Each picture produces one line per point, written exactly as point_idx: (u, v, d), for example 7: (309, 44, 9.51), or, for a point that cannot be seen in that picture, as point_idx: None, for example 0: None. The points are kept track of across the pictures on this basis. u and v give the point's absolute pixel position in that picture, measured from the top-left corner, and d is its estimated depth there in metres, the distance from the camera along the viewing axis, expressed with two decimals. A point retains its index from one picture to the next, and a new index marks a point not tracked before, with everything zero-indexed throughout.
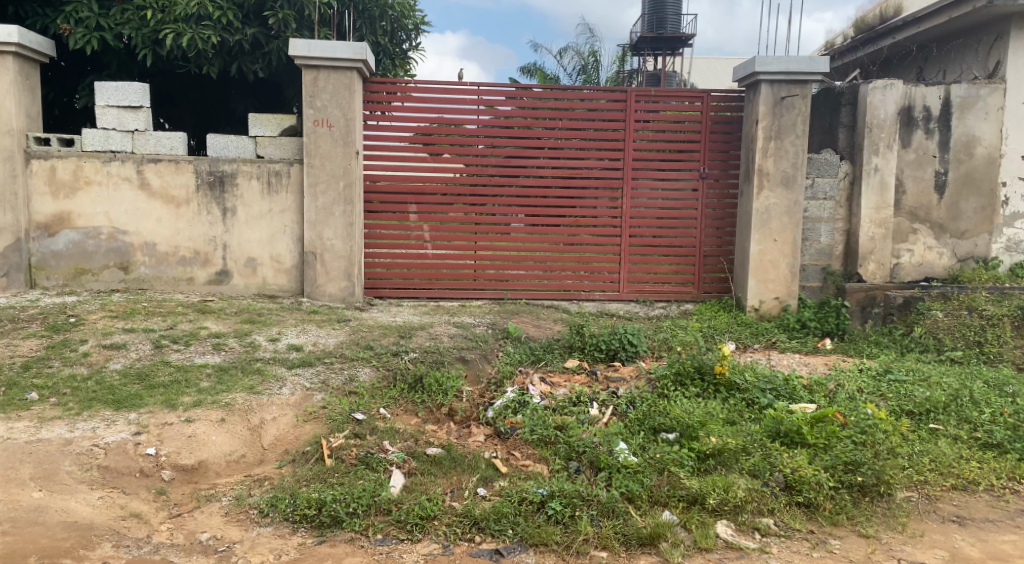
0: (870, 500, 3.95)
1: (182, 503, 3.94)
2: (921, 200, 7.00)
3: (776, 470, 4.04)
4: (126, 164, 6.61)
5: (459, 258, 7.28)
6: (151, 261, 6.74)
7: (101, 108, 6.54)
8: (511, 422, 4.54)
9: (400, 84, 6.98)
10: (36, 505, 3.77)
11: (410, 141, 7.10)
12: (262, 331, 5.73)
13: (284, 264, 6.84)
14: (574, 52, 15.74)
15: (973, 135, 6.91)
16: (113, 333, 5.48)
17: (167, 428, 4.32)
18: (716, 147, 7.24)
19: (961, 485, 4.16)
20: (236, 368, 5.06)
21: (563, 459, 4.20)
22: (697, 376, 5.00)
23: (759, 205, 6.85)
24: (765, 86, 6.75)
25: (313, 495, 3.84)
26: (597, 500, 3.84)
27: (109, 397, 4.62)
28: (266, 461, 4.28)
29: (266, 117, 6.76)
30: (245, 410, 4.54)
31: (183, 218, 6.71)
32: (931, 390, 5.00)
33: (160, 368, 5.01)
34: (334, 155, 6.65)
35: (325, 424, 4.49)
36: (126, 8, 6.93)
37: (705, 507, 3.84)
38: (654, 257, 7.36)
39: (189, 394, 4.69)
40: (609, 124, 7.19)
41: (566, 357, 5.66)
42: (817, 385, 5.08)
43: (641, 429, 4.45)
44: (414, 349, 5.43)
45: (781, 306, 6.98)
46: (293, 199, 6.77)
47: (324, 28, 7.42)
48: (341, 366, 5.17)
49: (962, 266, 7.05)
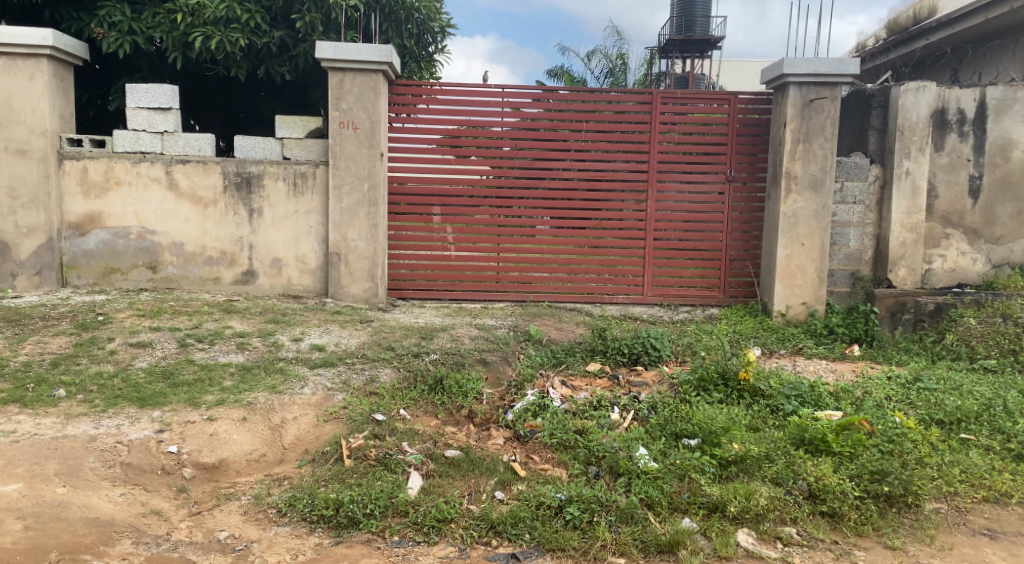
0: (898, 511, 3.84)
1: (201, 501, 3.97)
2: (954, 204, 6.85)
3: (799, 478, 3.96)
4: (155, 165, 6.71)
5: (482, 260, 7.28)
6: (178, 261, 6.82)
7: (131, 109, 6.66)
8: (530, 425, 4.51)
9: (425, 87, 7.00)
10: (59, 500, 3.79)
11: (437, 143, 7.10)
12: (286, 331, 5.76)
13: (309, 264, 6.89)
14: (602, 55, 15.69)
15: (1009, 138, 6.77)
16: (139, 331, 5.56)
17: (190, 426, 4.37)
18: (743, 149, 7.16)
19: (993, 498, 4.00)
20: (259, 367, 5.10)
21: (582, 463, 4.17)
22: (721, 381, 4.93)
23: (787, 209, 6.76)
24: (794, 88, 6.65)
25: (331, 495, 3.84)
26: (616, 506, 3.80)
27: (133, 395, 4.67)
28: (286, 461, 4.29)
29: (292, 119, 6.81)
30: (266, 410, 4.58)
31: (210, 219, 6.78)
32: (962, 399, 4.87)
33: (185, 366, 5.07)
34: (359, 156, 6.68)
35: (345, 425, 4.50)
36: (157, 12, 7.04)
37: (726, 515, 3.76)
38: (679, 261, 7.30)
39: (211, 392, 4.74)
40: (636, 126, 7.13)
41: (588, 360, 5.62)
42: (843, 392, 4.98)
43: (663, 434, 4.39)
44: (434, 351, 5.43)
45: (808, 311, 6.88)
46: (318, 201, 6.81)
47: (350, 31, 7.43)
48: (361, 366, 5.19)
49: (997, 272, 6.91)
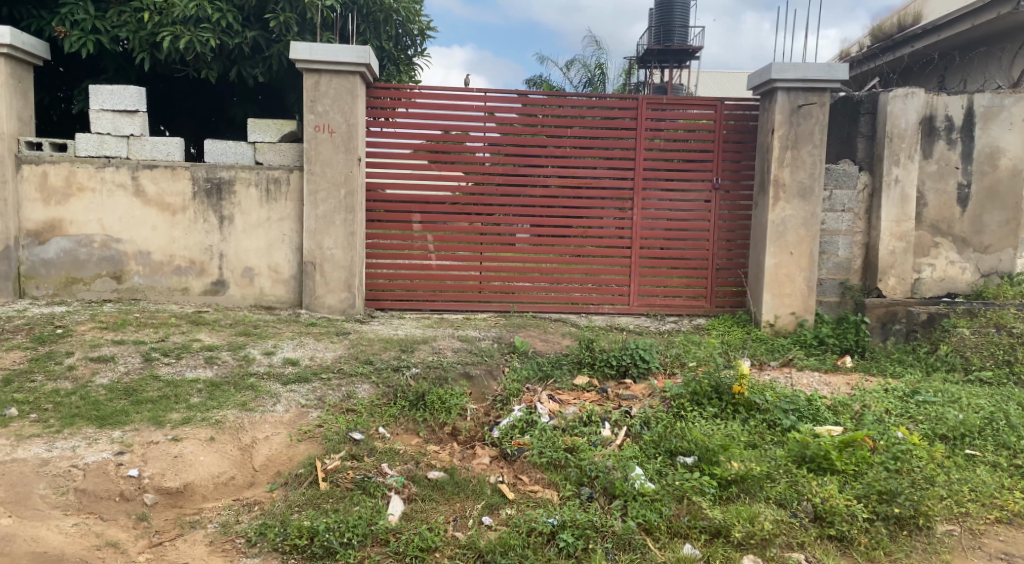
0: (909, 534, 3.63)
1: (164, 530, 3.67)
2: (943, 212, 6.74)
3: (804, 499, 3.75)
4: (120, 170, 6.39)
5: (463, 269, 7.03)
6: (145, 270, 6.50)
7: (95, 112, 6.34)
8: (518, 444, 4.28)
9: (404, 90, 6.76)
10: (4, 533, 3.47)
11: (415, 150, 6.85)
12: (257, 344, 5.46)
13: (282, 274, 6.60)
14: (581, 65, 15.55)
15: (997, 146, 6.67)
16: (100, 345, 5.24)
17: (152, 448, 4.06)
18: (728, 156, 6.99)
19: (1006, 519, 3.79)
20: (228, 384, 4.79)
21: (574, 484, 3.93)
22: (715, 396, 4.71)
23: (775, 217, 6.60)
24: (782, 94, 6.51)
25: (305, 523, 3.56)
26: (611, 531, 3.56)
27: (92, 413, 4.35)
28: (256, 484, 4.00)
29: (266, 122, 6.54)
30: (236, 429, 4.28)
31: (178, 226, 6.47)
32: (964, 413, 4.70)
33: (149, 382, 4.75)
34: (335, 161, 6.41)
35: (320, 444, 4.23)
36: (123, 10, 6.72)
37: (730, 541, 3.53)
38: (664, 270, 7.11)
39: (177, 410, 4.44)
40: (620, 133, 6.93)
41: (575, 373, 5.38)
42: (841, 406, 4.79)
43: (657, 452, 4.16)
44: (415, 365, 5.16)
45: (797, 321, 6.72)
46: (292, 207, 6.53)
47: (327, 32, 7.16)
48: (338, 382, 4.90)
49: (986, 281, 6.78)
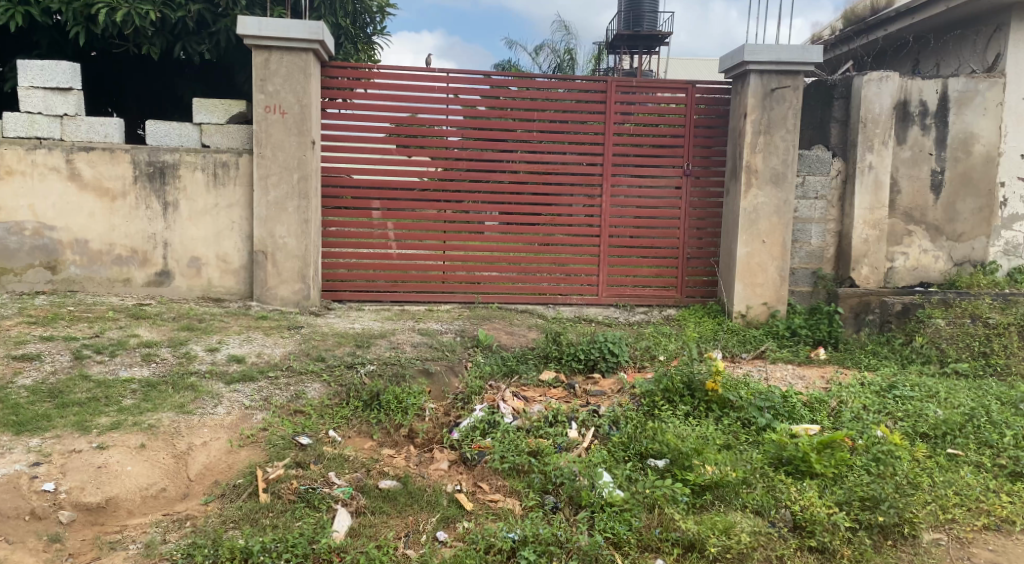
0: (893, 544, 3.41)
1: (78, 553, 3.31)
2: (916, 200, 6.56)
3: (782, 506, 3.53)
4: (53, 153, 5.94)
5: (426, 258, 6.70)
6: (81, 260, 6.07)
7: (25, 89, 5.86)
8: (478, 447, 3.98)
9: (362, 70, 6.38)
10: None
11: (373, 132, 6.48)
12: (200, 340, 5.09)
13: (231, 264, 6.21)
14: (550, 50, 15.23)
15: (971, 132, 6.51)
16: (26, 342, 4.82)
17: (73, 458, 3.68)
18: (699, 141, 6.73)
19: (994, 525, 3.59)
20: (166, 384, 4.42)
21: (538, 492, 3.67)
22: (687, 393, 4.47)
23: (747, 205, 6.36)
24: (754, 76, 6.25)
25: (238, 542, 3.23)
26: (576, 547, 3.27)
27: (10, 418, 3.95)
28: (190, 496, 3.66)
29: (212, 102, 6.13)
30: (170, 435, 3.92)
31: (118, 213, 6.04)
32: (944, 409, 4.51)
33: (77, 384, 4.36)
34: (287, 144, 6.02)
35: (263, 450, 3.90)
36: None
37: (704, 555, 3.30)
38: (633, 260, 6.85)
39: (106, 414, 4.06)
40: (587, 116, 6.64)
41: (542, 368, 5.10)
42: (818, 402, 4.57)
43: (626, 455, 3.92)
44: (371, 361, 4.83)
45: (769, 312, 6.50)
46: (241, 193, 6.13)
47: (279, 7, 6.77)
48: (286, 381, 4.55)
49: (959, 271, 6.64)
